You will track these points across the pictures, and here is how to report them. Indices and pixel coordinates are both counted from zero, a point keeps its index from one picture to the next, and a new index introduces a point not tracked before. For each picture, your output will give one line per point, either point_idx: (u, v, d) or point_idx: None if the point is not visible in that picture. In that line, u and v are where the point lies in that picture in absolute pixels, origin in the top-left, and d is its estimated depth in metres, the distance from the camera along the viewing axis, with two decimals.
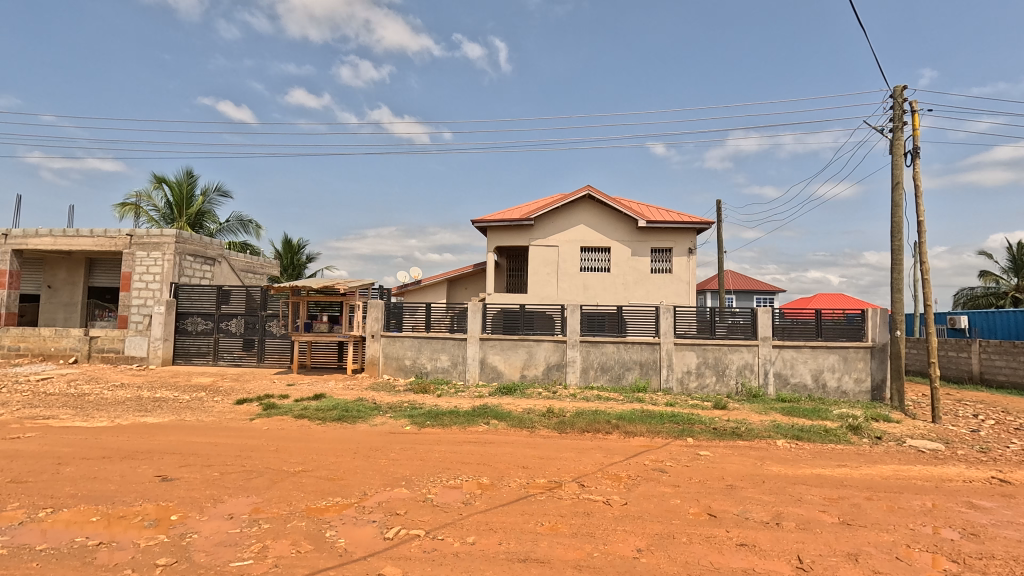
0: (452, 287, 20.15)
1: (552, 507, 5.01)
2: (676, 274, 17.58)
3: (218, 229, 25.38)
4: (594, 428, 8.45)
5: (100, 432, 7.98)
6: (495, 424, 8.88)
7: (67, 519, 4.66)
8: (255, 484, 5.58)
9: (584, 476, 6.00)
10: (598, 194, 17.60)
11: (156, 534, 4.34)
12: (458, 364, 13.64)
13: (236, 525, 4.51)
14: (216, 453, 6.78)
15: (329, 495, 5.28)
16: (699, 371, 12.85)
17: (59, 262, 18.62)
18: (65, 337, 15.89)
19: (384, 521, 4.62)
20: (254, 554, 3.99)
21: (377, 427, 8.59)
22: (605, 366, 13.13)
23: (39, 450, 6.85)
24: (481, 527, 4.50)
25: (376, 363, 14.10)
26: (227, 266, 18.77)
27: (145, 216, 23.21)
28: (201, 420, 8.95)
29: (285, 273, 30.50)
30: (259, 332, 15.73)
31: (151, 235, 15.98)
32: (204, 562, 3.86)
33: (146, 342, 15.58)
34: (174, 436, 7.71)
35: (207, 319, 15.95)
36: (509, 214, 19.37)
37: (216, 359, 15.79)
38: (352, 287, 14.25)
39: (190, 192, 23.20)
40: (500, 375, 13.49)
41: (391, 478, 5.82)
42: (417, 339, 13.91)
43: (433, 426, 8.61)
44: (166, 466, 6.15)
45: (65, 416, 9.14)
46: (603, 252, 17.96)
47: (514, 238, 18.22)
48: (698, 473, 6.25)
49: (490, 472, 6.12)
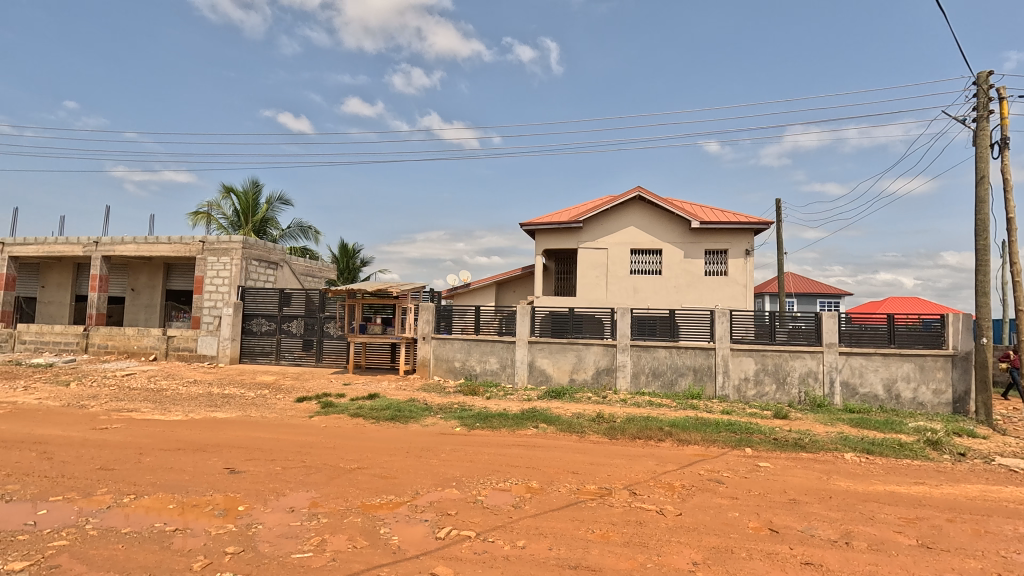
0: (501, 290, 20.30)
1: (602, 514, 4.93)
2: (731, 277, 16.97)
3: (280, 234, 26.69)
4: (646, 435, 8.24)
5: (175, 425, 8.56)
6: (544, 427, 8.84)
7: (146, 505, 5.03)
8: (313, 479, 5.82)
9: (636, 484, 5.86)
10: (650, 194, 17.21)
11: (224, 523, 4.60)
12: (507, 367, 13.68)
13: (297, 518, 4.71)
14: (278, 448, 7.12)
15: (383, 492, 5.42)
16: (757, 378, 12.28)
17: (141, 266, 20.23)
18: (146, 336, 17.21)
19: (436, 521, 4.70)
20: (313, 546, 4.16)
21: (428, 427, 8.77)
22: (656, 371, 12.81)
23: (123, 440, 7.43)
24: (530, 531, 4.49)
25: (427, 364, 14.36)
26: (289, 270, 19.75)
27: (215, 224, 24.80)
28: (263, 416, 9.45)
29: (341, 276, 31.76)
30: (317, 333, 16.41)
31: (221, 241, 17.09)
32: (268, 553, 4.06)
33: (216, 342, 16.64)
34: (239, 431, 8.17)
35: (270, 320, 16.78)
36: (558, 216, 19.26)
37: (278, 358, 16.60)
38: (405, 290, 14.66)
39: (255, 201, 24.63)
40: (548, 379, 13.39)
41: (442, 479, 5.90)
42: (467, 342, 14.08)
43: (482, 428, 8.69)
44: (234, 460, 6.52)
45: (146, 409, 9.90)
46: (654, 255, 17.54)
47: (562, 240, 18.13)
48: (758, 485, 5.97)
49: (540, 476, 6.10)
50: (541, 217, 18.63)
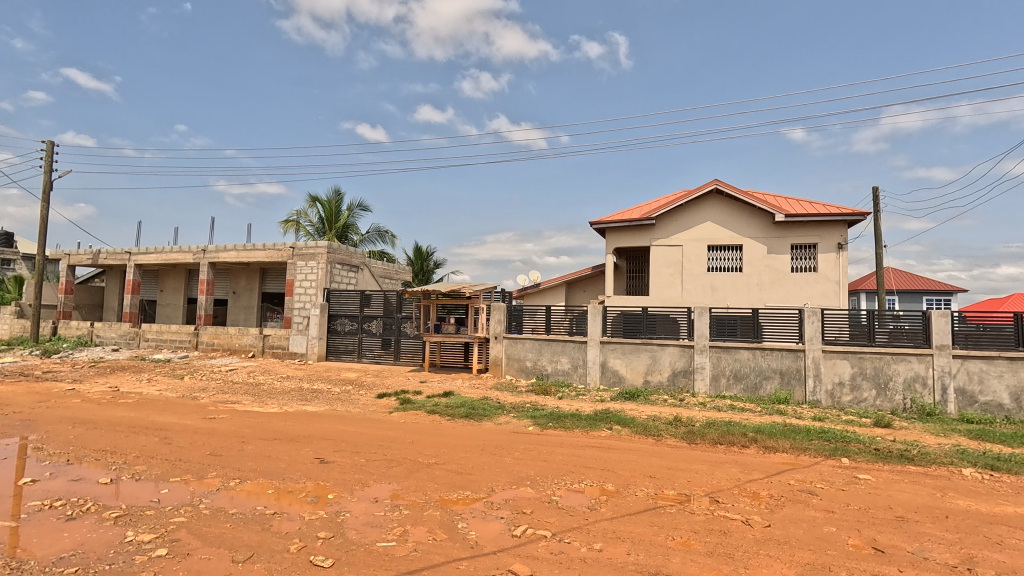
0: (571, 290, 20.15)
1: (683, 521, 4.74)
2: (822, 273, 15.73)
3: (361, 239, 28.19)
4: (728, 440, 7.83)
5: (272, 417, 9.31)
6: (619, 429, 8.66)
7: (249, 488, 5.51)
8: (395, 472, 6.08)
9: (719, 492, 5.58)
10: (728, 187, 16.35)
11: (316, 510, 4.93)
12: (579, 367, 13.54)
13: (381, 508, 4.95)
14: (362, 442, 7.52)
15: (459, 488, 5.56)
16: (854, 383, 11.28)
17: (241, 271, 22.19)
18: (246, 334, 18.84)
19: (511, 519, 4.73)
20: (396, 536, 4.34)
21: (502, 426, 8.88)
22: (738, 374, 12.14)
23: (229, 429, 8.19)
24: (607, 535, 4.41)
25: (499, 363, 14.56)
26: (368, 273, 20.81)
27: (303, 232, 26.67)
28: (348, 411, 10.02)
29: (416, 278, 33.00)
30: (395, 333, 17.15)
31: (308, 246, 18.36)
32: (355, 539, 4.29)
33: (305, 341, 17.88)
34: (328, 424, 8.73)
35: (352, 320, 17.76)
36: (629, 213, 18.80)
37: (360, 356, 17.53)
38: (477, 291, 14.96)
39: (338, 208, 26.20)
40: (621, 380, 13.09)
41: (516, 477, 5.94)
42: (538, 341, 14.11)
43: (555, 428, 8.66)
44: (323, 451, 6.97)
45: (247, 402, 10.85)
46: (734, 251, 16.65)
47: (634, 238, 17.68)
48: (858, 499, 5.47)
49: (615, 479, 5.98)
50: (612, 215, 18.28)
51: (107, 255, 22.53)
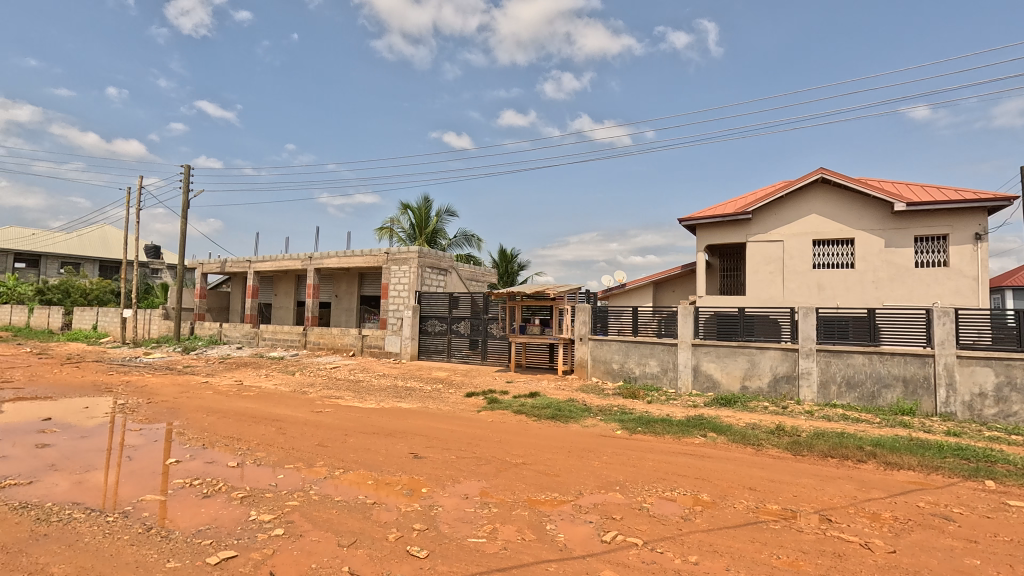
0: (659, 290, 19.44)
1: (789, 539, 4.37)
2: (955, 268, 13.81)
3: (448, 244, 29.28)
4: (841, 453, 7.11)
5: (371, 412, 9.95)
6: (713, 437, 8.20)
7: (352, 478, 5.92)
8: (484, 470, 6.23)
9: (831, 510, 5.08)
10: (836, 175, 14.91)
11: (412, 502, 5.18)
12: (669, 370, 13.01)
13: (471, 505, 5.09)
14: (452, 438, 7.80)
15: (547, 489, 5.57)
16: (1000, 395, 9.76)
17: (342, 276, 23.98)
18: (347, 334, 20.29)
19: (600, 524, 4.66)
20: (486, 533, 4.44)
21: (588, 429, 8.76)
22: (852, 381, 11.00)
23: (334, 422, 8.88)
24: (702, 547, 4.19)
25: (585, 365, 14.40)
26: (456, 275, 21.56)
27: (396, 238, 28.24)
28: (439, 408, 10.44)
29: (501, 280, 33.63)
30: (482, 334, 17.59)
31: (401, 251, 19.42)
32: (448, 533, 4.45)
33: (399, 341, 18.90)
34: (420, 420, 9.15)
35: (441, 321, 18.48)
36: (721, 208, 17.76)
37: (449, 356, 18.18)
38: (561, 292, 14.93)
39: (427, 215, 27.43)
40: (716, 385, 12.39)
41: (605, 482, 5.84)
42: (625, 343, 13.77)
43: (644, 433, 8.39)
44: (417, 446, 7.32)
45: (349, 397, 11.70)
46: (844, 246, 15.13)
47: (727, 234, 16.68)
48: (1007, 529, 4.72)
49: (710, 489, 5.67)
50: (703, 211, 17.38)
51: (232, 263, 25.38)
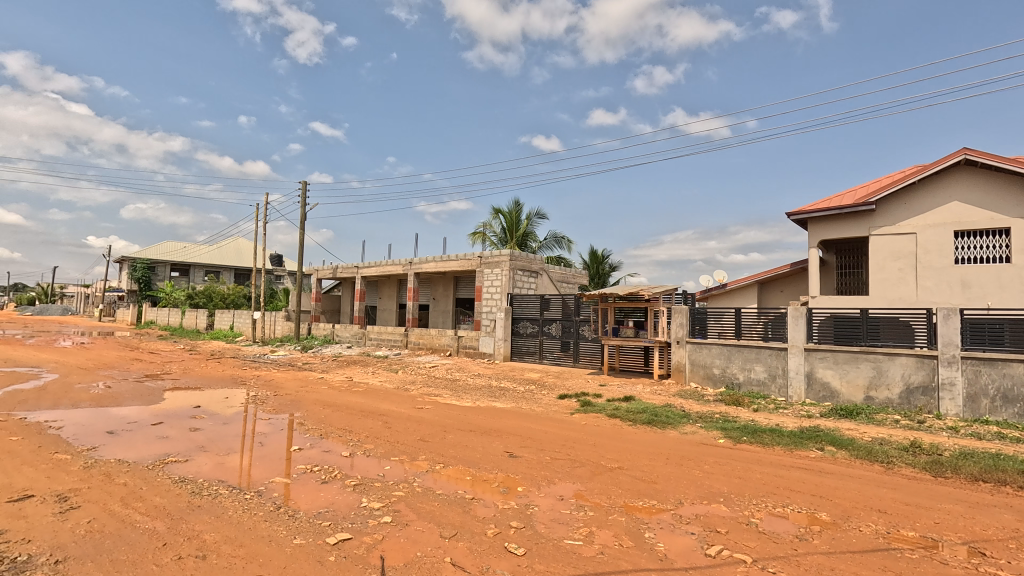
0: (765, 290, 18.06)
1: (930, 571, 3.85)
2: None
3: (539, 246, 29.52)
4: (997, 478, 6.11)
5: (468, 410, 10.32)
6: (832, 451, 7.44)
7: (452, 474, 6.18)
8: (578, 473, 6.19)
9: (984, 542, 4.39)
10: (984, 156, 12.91)
11: (508, 500, 5.29)
12: (778, 377, 12.03)
13: (567, 507, 5.08)
14: (546, 440, 7.84)
15: (645, 496, 5.40)
16: None
17: (439, 280, 25.12)
18: (444, 335, 21.20)
19: (704, 536, 4.43)
20: (583, 536, 4.41)
21: (688, 436, 8.36)
22: (1009, 395, 9.44)
23: (433, 419, 9.33)
24: (822, 571, 3.83)
25: (683, 370, 13.76)
26: (547, 277, 21.67)
27: (488, 242, 29.03)
28: (533, 409, 10.54)
29: (593, 282, 33.21)
30: (574, 336, 17.49)
31: (493, 255, 19.95)
32: (544, 533, 4.48)
33: (492, 342, 19.37)
34: (515, 420, 9.31)
35: (533, 323, 18.65)
36: (838, 199, 16.11)
37: (541, 358, 18.28)
38: (656, 294, 14.42)
39: (518, 218, 27.88)
40: (834, 394, 11.24)
41: (707, 492, 5.54)
42: (726, 347, 12.96)
43: (750, 443, 7.83)
44: (512, 446, 7.45)
45: (447, 395, 12.22)
46: (996, 236, 13.04)
47: (845, 228, 15.08)
48: None
49: (830, 508, 5.16)
50: (815, 203, 15.89)
51: (342, 269, 27.64)
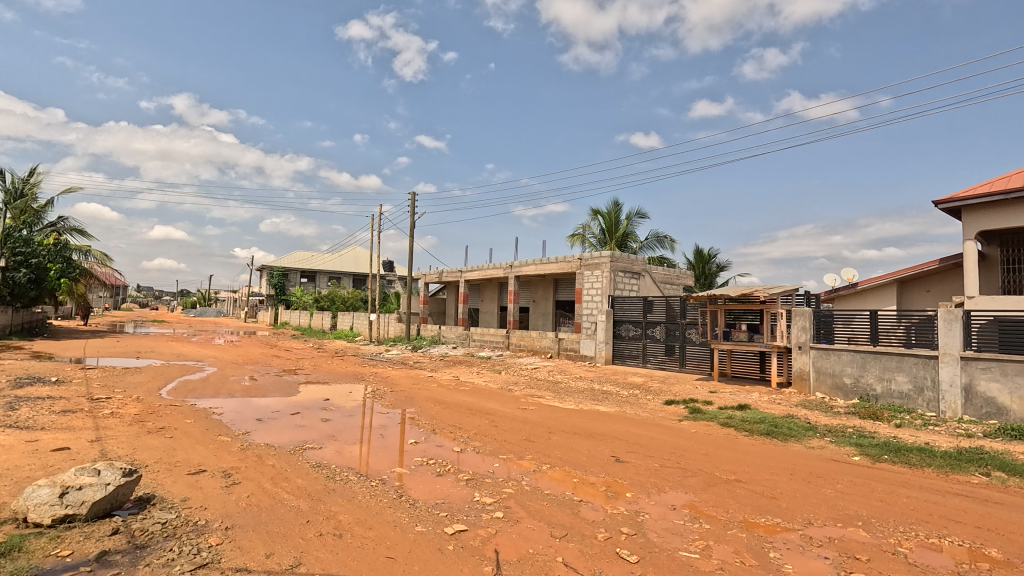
0: (907, 290, 15.91)
1: None
2: None
3: (640, 246, 28.67)
4: None
5: (571, 413, 10.32)
6: (1002, 478, 6.35)
7: (559, 475, 6.22)
8: (691, 483, 5.92)
9: None
10: None
11: (617, 505, 5.21)
12: (926, 390, 10.52)
13: (680, 517, 4.88)
14: (654, 446, 7.60)
15: (767, 513, 5.03)
16: None
17: (539, 283, 25.41)
18: (544, 338, 21.39)
19: (840, 562, 4.02)
20: (700, 549, 4.22)
21: (814, 451, 7.62)
22: None
23: (538, 420, 9.47)
24: None
25: (806, 378, 12.56)
26: (650, 278, 20.98)
27: (587, 243, 28.80)
28: (638, 414, 10.27)
29: (699, 282, 31.52)
30: (680, 339, 16.73)
31: (594, 256, 19.77)
32: (657, 542, 4.36)
33: (593, 344, 19.16)
34: (620, 425, 9.13)
35: (636, 326, 18.13)
36: (1001, 182, 13.72)
37: (645, 361, 17.72)
38: (772, 295, 13.35)
39: (618, 218, 27.32)
40: (1002, 412, 9.57)
41: (842, 514, 5.01)
42: (860, 355, 11.60)
43: (892, 463, 6.94)
44: (618, 450, 7.32)
45: (549, 397, 12.33)
46: None
47: (1012, 216, 12.80)
48: None
49: (1001, 544, 4.42)
50: (970, 188, 13.67)
51: (447, 274, 29.03)
